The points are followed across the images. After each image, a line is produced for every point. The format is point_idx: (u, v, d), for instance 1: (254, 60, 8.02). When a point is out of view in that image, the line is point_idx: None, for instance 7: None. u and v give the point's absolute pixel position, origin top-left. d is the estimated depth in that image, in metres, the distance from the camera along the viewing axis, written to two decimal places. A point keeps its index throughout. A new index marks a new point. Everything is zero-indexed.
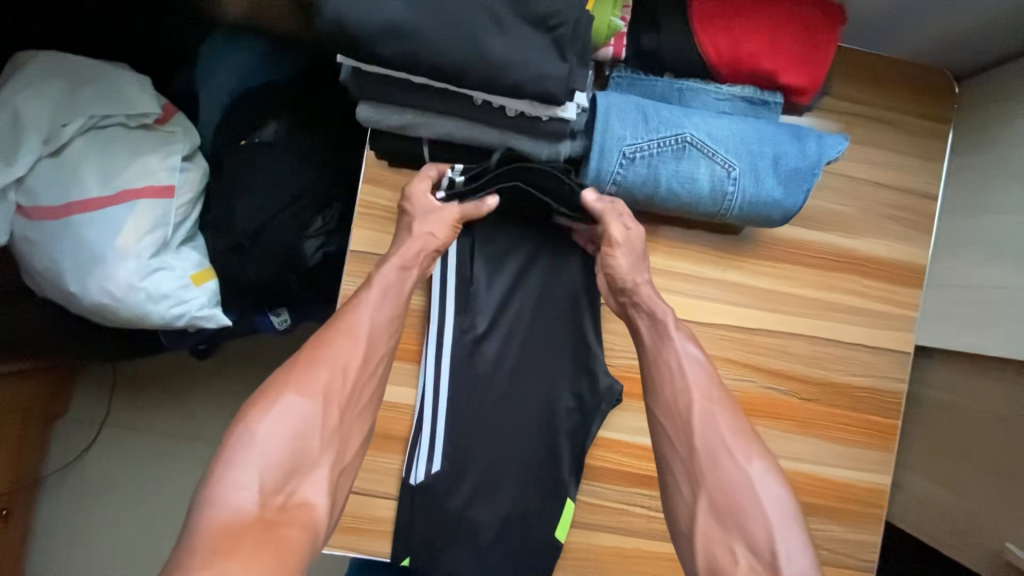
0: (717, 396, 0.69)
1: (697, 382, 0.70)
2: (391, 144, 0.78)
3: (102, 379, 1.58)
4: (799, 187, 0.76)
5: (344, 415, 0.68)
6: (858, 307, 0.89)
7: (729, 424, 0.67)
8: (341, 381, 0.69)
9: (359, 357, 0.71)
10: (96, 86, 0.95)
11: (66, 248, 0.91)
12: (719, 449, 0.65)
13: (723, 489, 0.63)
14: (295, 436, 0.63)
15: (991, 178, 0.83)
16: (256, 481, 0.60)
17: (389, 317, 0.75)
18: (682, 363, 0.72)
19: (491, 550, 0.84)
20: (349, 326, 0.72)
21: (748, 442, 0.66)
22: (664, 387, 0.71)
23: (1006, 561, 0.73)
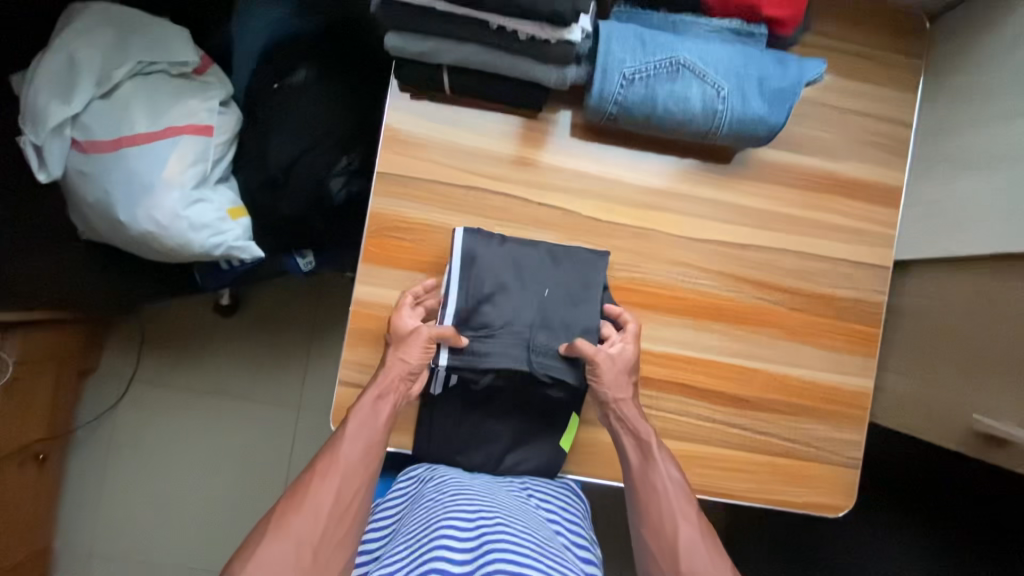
0: (698, 520, 0.79)
1: (681, 511, 0.79)
2: (415, 72, 0.87)
3: (131, 336, 1.68)
4: (782, 105, 0.85)
5: (321, 549, 0.71)
6: (840, 224, 0.97)
7: (709, 550, 0.76)
8: (318, 517, 0.73)
9: (335, 497, 0.75)
10: (142, 36, 1.05)
11: (117, 178, 1.00)
12: (700, 573, 0.75)
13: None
14: (278, 571, 0.68)
15: (959, 101, 0.92)
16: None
17: (365, 452, 0.79)
18: (669, 487, 0.81)
19: (503, 453, 0.92)
20: (327, 465, 0.77)
21: (724, 562, 0.76)
22: (652, 513, 0.80)
23: (974, 431, 0.81)
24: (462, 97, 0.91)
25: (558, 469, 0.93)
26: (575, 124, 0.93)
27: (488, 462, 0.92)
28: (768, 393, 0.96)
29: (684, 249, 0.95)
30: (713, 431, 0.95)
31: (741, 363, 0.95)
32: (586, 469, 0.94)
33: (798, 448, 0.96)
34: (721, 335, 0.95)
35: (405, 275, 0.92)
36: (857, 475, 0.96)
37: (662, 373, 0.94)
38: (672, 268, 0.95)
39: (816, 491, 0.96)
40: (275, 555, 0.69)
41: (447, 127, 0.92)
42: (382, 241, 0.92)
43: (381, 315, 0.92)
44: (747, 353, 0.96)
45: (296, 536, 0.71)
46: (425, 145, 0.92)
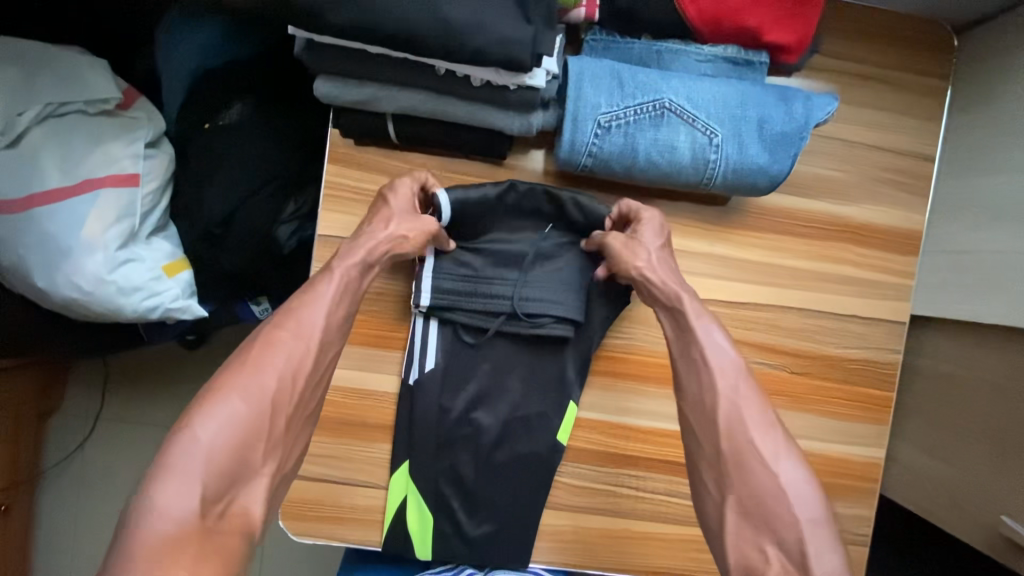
0: (748, 388, 0.66)
1: (728, 376, 0.66)
2: (355, 121, 0.74)
3: (93, 375, 1.49)
4: (785, 152, 0.72)
5: (291, 421, 0.63)
6: (852, 276, 0.85)
7: (755, 422, 0.64)
8: (290, 385, 0.63)
9: (313, 359, 0.65)
10: (52, 72, 0.91)
11: (29, 241, 0.88)
12: (747, 447, 0.63)
13: (749, 493, 0.61)
14: (240, 440, 0.59)
15: (990, 136, 0.79)
16: (199, 486, 0.56)
17: (343, 318, 0.68)
18: (715, 353, 0.68)
19: (482, 504, 0.81)
20: (301, 327, 0.65)
21: (777, 439, 0.63)
22: (689, 382, 0.68)
23: (1002, 535, 0.72)
24: (412, 146, 0.78)
25: (534, 559, 0.83)
26: (547, 170, 0.81)
27: (477, 464, 0.81)
28: None
29: None
30: None
31: None
32: (566, 559, 0.84)
33: None
34: None
35: (355, 350, 0.81)
36: (866, 553, 0.87)
37: (650, 450, 0.85)
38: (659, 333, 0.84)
39: None
40: (231, 410, 0.59)
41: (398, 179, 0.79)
42: None
43: (331, 398, 0.80)
44: None
45: (255, 394, 0.61)
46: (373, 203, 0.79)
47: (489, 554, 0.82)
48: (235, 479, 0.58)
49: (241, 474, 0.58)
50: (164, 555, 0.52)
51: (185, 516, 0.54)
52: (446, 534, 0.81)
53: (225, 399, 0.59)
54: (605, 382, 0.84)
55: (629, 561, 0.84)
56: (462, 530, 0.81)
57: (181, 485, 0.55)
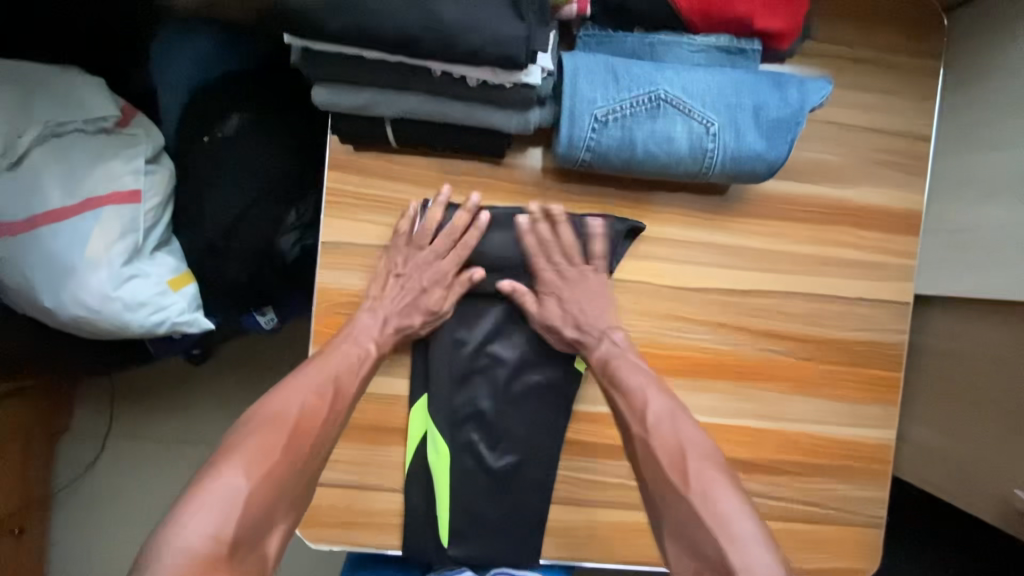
0: (666, 424, 0.73)
1: (640, 416, 0.75)
2: (353, 126, 0.75)
3: (100, 394, 1.49)
4: (782, 137, 0.73)
5: (307, 472, 0.68)
6: (855, 259, 0.85)
7: (671, 456, 0.70)
8: (311, 434, 0.70)
9: (329, 409, 0.73)
10: (50, 92, 0.92)
11: (35, 261, 0.88)
12: (664, 482, 0.69)
13: (676, 523, 0.66)
14: (262, 480, 0.62)
15: (986, 112, 0.79)
16: (222, 521, 0.57)
17: (362, 390, 0.77)
18: (626, 398, 0.76)
19: (504, 434, 0.82)
20: (332, 384, 0.74)
21: (709, 470, 0.68)
22: (624, 429, 0.76)
23: (1016, 509, 0.72)
24: (410, 148, 0.79)
25: (551, 555, 0.84)
26: (546, 167, 0.81)
27: (495, 396, 0.82)
28: (779, 453, 0.86)
29: (678, 301, 0.84)
30: None
31: (747, 424, 0.85)
32: (582, 554, 0.84)
33: (817, 510, 0.87)
34: (723, 395, 0.85)
35: None
36: (881, 534, 0.87)
37: None
38: (665, 323, 0.84)
39: (838, 555, 0.87)
40: (259, 453, 0.64)
41: (398, 182, 0.79)
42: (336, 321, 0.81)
43: None
44: (754, 411, 0.85)
45: (282, 441, 0.66)
46: (374, 207, 0.80)
47: (499, 548, 0.82)
48: (258, 520, 0.60)
49: (266, 519, 0.61)
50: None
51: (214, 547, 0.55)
52: (469, 470, 0.81)
53: (258, 452, 0.64)
54: None
55: (645, 553, 0.85)
56: (485, 464, 0.82)
57: (209, 518, 0.57)
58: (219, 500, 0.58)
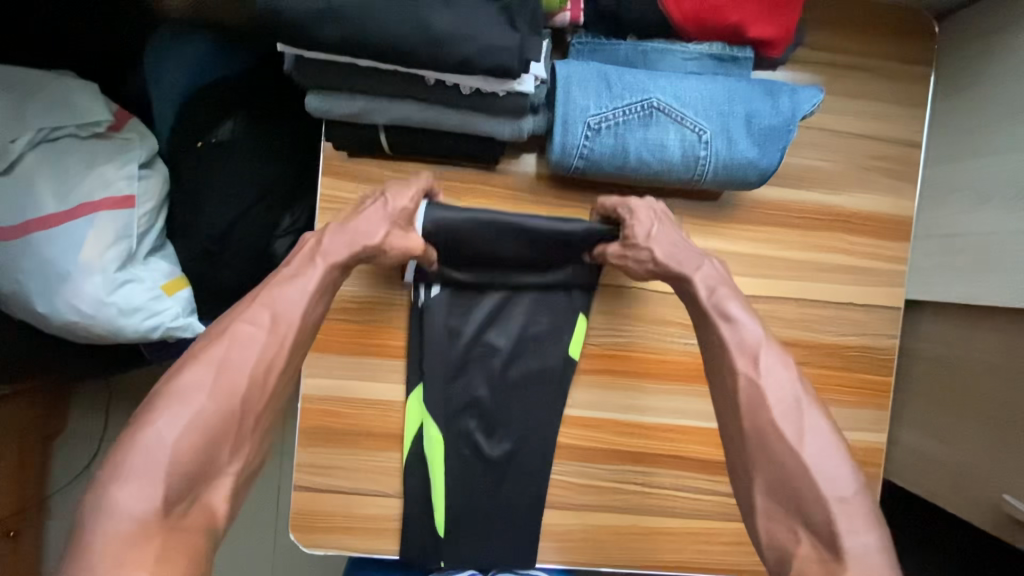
0: (780, 369, 0.61)
1: (749, 355, 0.62)
2: (347, 134, 0.75)
3: (96, 396, 1.49)
4: (774, 145, 0.73)
5: (260, 419, 0.60)
6: (846, 264, 0.86)
7: (784, 401, 0.59)
8: (261, 378, 0.60)
9: (280, 352, 0.62)
10: (42, 97, 0.91)
11: (28, 266, 0.88)
12: (772, 431, 0.58)
13: (775, 474, 0.57)
14: (202, 435, 0.55)
15: (977, 119, 0.80)
16: (160, 485, 0.52)
17: (317, 315, 0.67)
18: (735, 331, 0.64)
19: (501, 421, 0.83)
20: (277, 320, 0.63)
21: (815, 416, 0.58)
22: (718, 363, 0.64)
23: (1005, 513, 0.73)
24: (405, 155, 0.79)
25: (544, 559, 0.84)
26: (540, 174, 0.81)
27: (491, 383, 0.83)
28: None
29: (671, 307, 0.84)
30: (715, 503, 0.86)
31: None
32: (576, 558, 0.85)
33: None
34: None
35: (359, 361, 0.81)
36: None
37: (655, 445, 0.85)
38: (659, 329, 0.84)
39: None
40: (195, 406, 0.56)
41: None
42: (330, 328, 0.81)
43: (337, 410, 0.81)
44: None
45: (221, 391, 0.57)
46: None
47: (491, 550, 0.83)
48: (201, 478, 0.55)
49: (207, 472, 0.56)
50: (128, 558, 0.49)
51: (144, 516, 0.51)
52: (465, 477, 0.82)
53: (184, 403, 0.56)
54: (606, 381, 0.84)
55: (639, 557, 0.85)
56: (483, 455, 0.82)
57: (141, 485, 0.52)
58: (142, 464, 0.52)
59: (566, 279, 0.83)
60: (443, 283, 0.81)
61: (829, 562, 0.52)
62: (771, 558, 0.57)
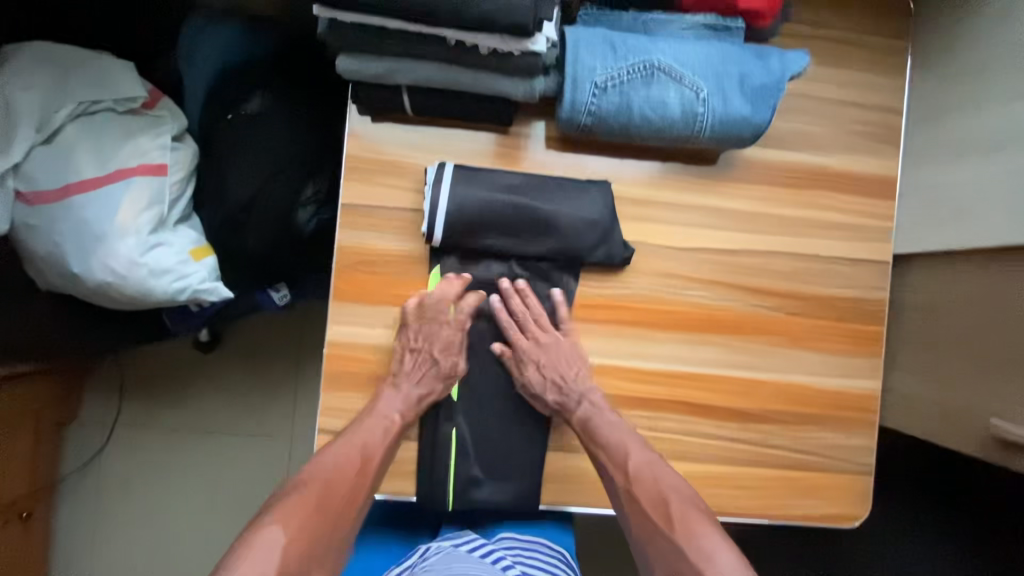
0: (646, 474, 0.79)
1: (622, 468, 0.80)
2: (374, 94, 0.81)
3: (110, 380, 1.52)
4: (766, 102, 0.80)
5: (342, 530, 0.73)
6: (837, 222, 0.92)
7: (651, 497, 0.77)
8: (349, 498, 0.75)
9: (360, 471, 0.78)
10: (83, 73, 0.98)
11: (66, 228, 0.93)
12: (651, 528, 0.75)
13: (666, 563, 0.71)
14: (299, 541, 0.67)
15: (952, 84, 0.87)
16: (264, 565, 0.63)
17: (392, 453, 0.82)
18: (608, 453, 0.82)
19: (516, 298, 0.88)
20: (366, 449, 0.79)
21: (689, 510, 0.75)
22: (609, 491, 0.81)
23: (994, 437, 0.77)
24: (425, 117, 0.85)
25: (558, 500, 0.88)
26: (549, 136, 0.88)
27: (501, 302, 0.88)
28: (772, 403, 0.91)
29: (674, 260, 0.90)
30: (720, 448, 0.90)
31: (741, 375, 0.91)
32: (587, 500, 0.88)
33: (808, 457, 0.92)
34: (718, 348, 0.91)
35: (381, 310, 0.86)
36: (870, 481, 0.92)
37: (661, 391, 0.90)
38: (662, 280, 0.90)
39: (829, 501, 0.92)
40: (303, 514, 0.70)
41: (413, 149, 0.86)
42: (354, 278, 0.86)
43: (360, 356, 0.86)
44: (748, 363, 0.91)
45: (324, 503, 0.73)
46: (391, 172, 0.86)
47: (505, 492, 0.86)
48: (296, 572, 0.65)
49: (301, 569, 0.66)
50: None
51: None
52: (477, 419, 0.87)
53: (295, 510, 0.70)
54: (614, 330, 0.89)
55: None
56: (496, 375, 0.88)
57: (254, 568, 0.63)
58: (261, 549, 0.65)
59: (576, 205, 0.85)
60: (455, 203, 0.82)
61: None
62: None
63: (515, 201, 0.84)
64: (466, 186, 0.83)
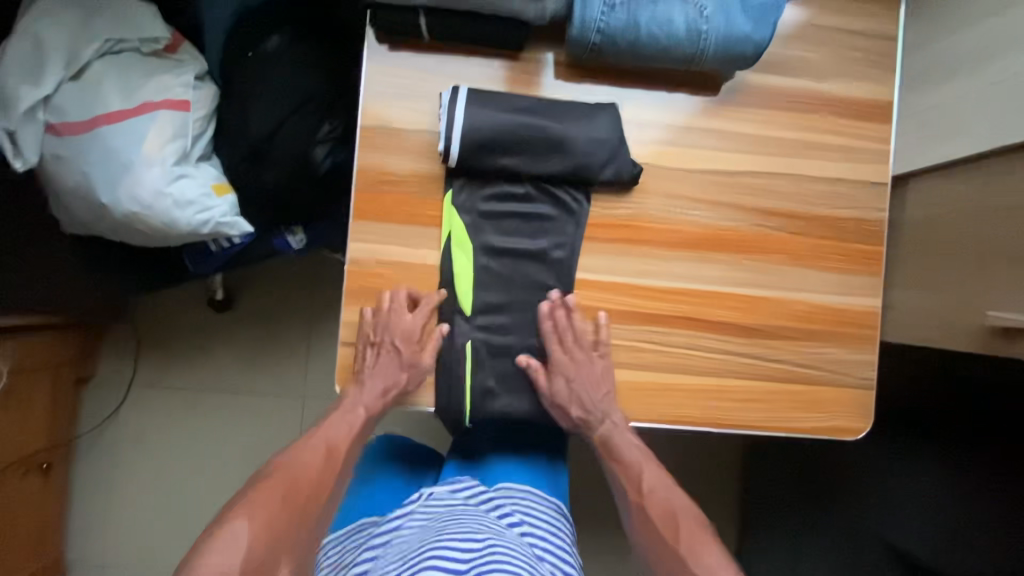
0: (659, 491, 0.88)
1: (637, 486, 0.90)
2: (392, 17, 0.85)
3: (125, 340, 1.56)
4: (766, 20, 0.84)
5: (312, 517, 0.77)
6: (835, 144, 0.96)
7: (665, 511, 0.86)
8: (314, 484, 0.81)
9: (326, 467, 0.83)
10: (108, 14, 1.02)
11: (94, 158, 0.97)
12: (660, 541, 0.83)
13: (669, 574, 0.80)
14: (266, 526, 0.72)
15: (944, 7, 0.91)
16: (236, 550, 0.68)
17: (357, 445, 0.89)
18: (625, 468, 0.91)
19: (529, 220, 0.91)
20: (327, 445, 0.86)
21: (693, 522, 0.84)
22: (623, 501, 0.90)
23: (987, 328, 0.81)
24: (440, 43, 0.89)
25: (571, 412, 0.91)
26: (559, 62, 0.91)
27: (515, 223, 0.91)
28: (775, 320, 0.94)
29: (679, 181, 0.93)
30: (726, 362, 0.93)
31: (745, 292, 0.94)
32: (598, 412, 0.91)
33: (810, 372, 0.95)
34: (722, 266, 0.94)
35: (398, 228, 0.89)
36: (871, 395, 0.95)
37: (668, 308, 0.93)
38: (668, 201, 0.93)
39: (831, 415, 0.95)
40: (269, 505, 0.75)
41: (428, 73, 0.90)
42: (372, 198, 0.89)
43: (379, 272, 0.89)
44: (752, 281, 0.94)
45: (289, 495, 0.77)
46: (407, 95, 0.89)
47: (518, 403, 0.91)
48: (270, 554, 0.70)
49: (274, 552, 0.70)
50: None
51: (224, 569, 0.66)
52: (489, 335, 0.90)
53: (262, 503, 0.74)
54: (623, 248, 0.92)
55: (656, 410, 0.92)
56: (507, 294, 0.91)
57: (222, 557, 0.67)
58: (227, 538, 0.69)
59: (586, 127, 0.88)
60: (472, 123, 0.85)
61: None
62: None
63: (528, 122, 0.87)
64: (481, 107, 0.86)
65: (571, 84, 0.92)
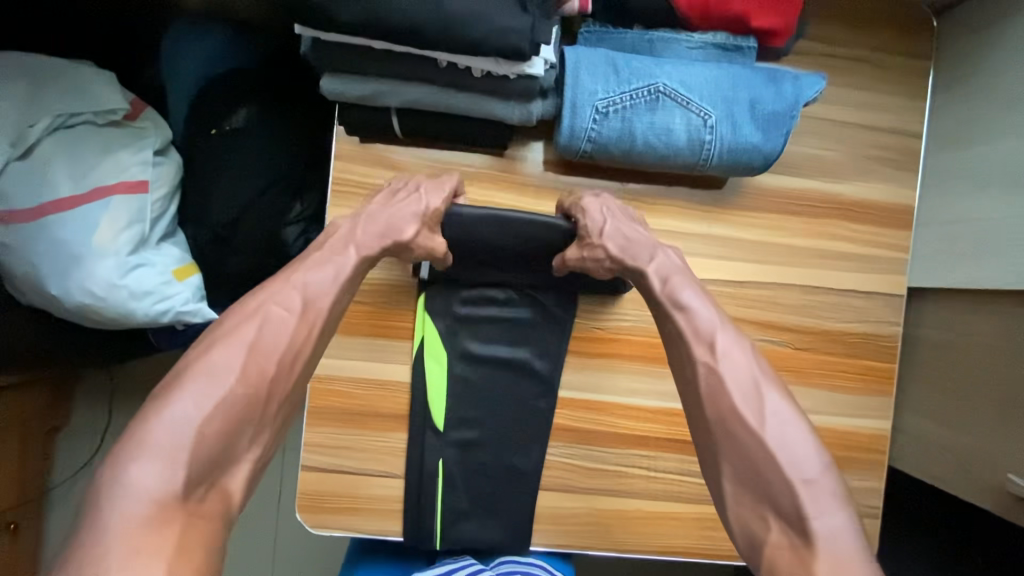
0: (736, 355, 0.64)
1: (703, 340, 0.66)
2: (362, 116, 0.77)
3: (100, 387, 1.42)
4: (777, 130, 0.75)
5: (279, 407, 0.63)
6: (848, 252, 0.87)
7: (741, 388, 0.62)
8: (286, 364, 0.64)
9: (303, 331, 0.66)
10: (60, 85, 0.93)
11: (42, 249, 0.89)
12: (732, 414, 0.61)
13: (745, 465, 0.59)
14: (223, 419, 0.57)
15: (974, 110, 0.82)
16: (180, 465, 0.54)
17: (342, 303, 0.71)
18: (690, 321, 0.68)
19: (508, 326, 0.84)
20: (302, 297, 0.67)
21: (777, 397, 0.61)
22: (678, 350, 0.69)
23: (1008, 492, 0.74)
24: (416, 139, 0.81)
25: (552, 542, 0.84)
26: (547, 160, 0.83)
27: (493, 329, 0.84)
28: None
29: None
30: None
31: None
32: (581, 542, 0.85)
33: None
34: None
35: (367, 342, 0.82)
36: (875, 524, 0.88)
37: (659, 430, 0.86)
38: None
39: None
40: (226, 385, 0.58)
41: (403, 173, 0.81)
42: None
43: (345, 390, 0.82)
44: None
45: (252, 365, 0.61)
46: None
47: (491, 527, 0.84)
48: (218, 463, 0.57)
49: (224, 457, 0.57)
50: (145, 542, 0.50)
51: (162, 497, 0.52)
52: (461, 453, 0.83)
53: (221, 371, 0.59)
54: (611, 363, 0.85)
55: (643, 541, 0.85)
56: (482, 408, 0.84)
57: (163, 464, 0.53)
58: (168, 442, 0.54)
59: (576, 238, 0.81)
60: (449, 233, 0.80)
61: (799, 548, 0.55)
62: (743, 542, 0.60)
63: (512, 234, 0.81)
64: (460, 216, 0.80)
65: (559, 186, 0.84)
